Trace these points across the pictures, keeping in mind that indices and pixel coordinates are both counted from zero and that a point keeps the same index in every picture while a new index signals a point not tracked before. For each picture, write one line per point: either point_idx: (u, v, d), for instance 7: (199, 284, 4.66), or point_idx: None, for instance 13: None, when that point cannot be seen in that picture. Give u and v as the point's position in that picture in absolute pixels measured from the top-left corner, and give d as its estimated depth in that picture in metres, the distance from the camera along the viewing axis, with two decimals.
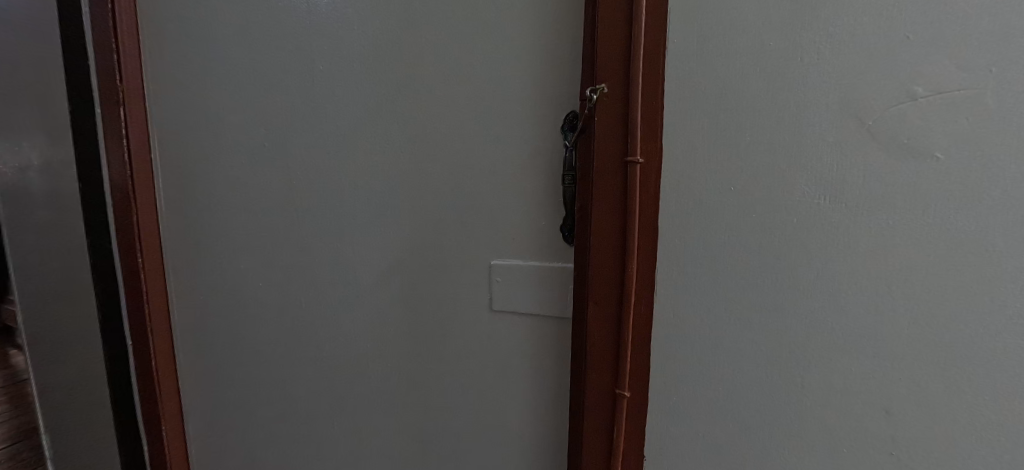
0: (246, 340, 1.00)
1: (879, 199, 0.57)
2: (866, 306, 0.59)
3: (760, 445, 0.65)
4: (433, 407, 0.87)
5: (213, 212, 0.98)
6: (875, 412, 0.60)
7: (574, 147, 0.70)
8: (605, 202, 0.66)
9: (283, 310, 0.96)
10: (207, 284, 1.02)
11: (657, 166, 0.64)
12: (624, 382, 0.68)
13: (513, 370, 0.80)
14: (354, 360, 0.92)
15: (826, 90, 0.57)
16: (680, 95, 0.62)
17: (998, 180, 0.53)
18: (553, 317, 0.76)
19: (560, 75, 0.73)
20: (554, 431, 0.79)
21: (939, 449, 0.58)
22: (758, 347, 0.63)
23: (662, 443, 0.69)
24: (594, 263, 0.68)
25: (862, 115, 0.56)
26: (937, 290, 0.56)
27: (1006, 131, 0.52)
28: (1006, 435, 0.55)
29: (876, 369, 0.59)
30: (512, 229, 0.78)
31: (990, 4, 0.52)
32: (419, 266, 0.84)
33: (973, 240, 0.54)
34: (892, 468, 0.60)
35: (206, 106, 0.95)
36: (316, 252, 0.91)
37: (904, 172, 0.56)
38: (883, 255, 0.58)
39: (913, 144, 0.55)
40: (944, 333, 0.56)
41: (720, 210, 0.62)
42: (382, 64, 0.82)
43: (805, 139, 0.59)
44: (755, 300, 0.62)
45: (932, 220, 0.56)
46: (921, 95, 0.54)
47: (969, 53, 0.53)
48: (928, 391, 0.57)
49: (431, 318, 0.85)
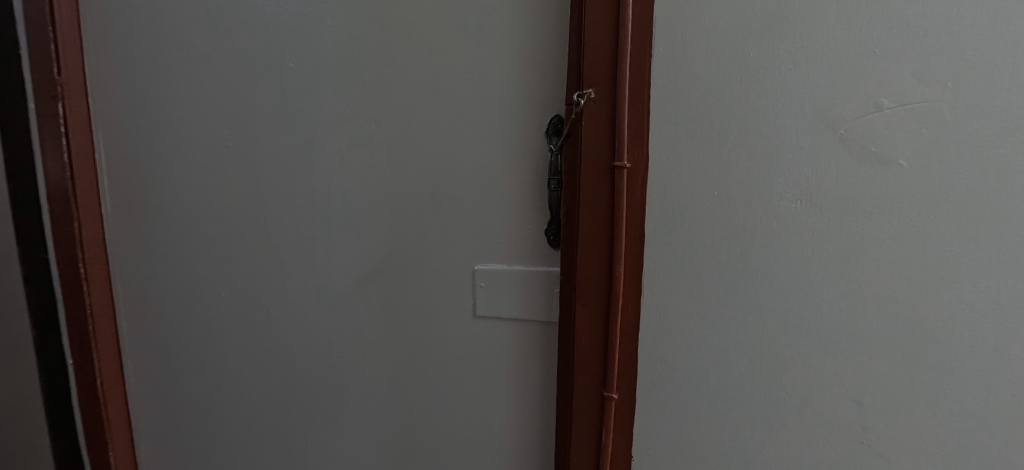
0: (206, 355, 0.94)
1: (852, 203, 0.60)
2: (839, 303, 0.62)
3: (744, 439, 0.68)
4: (413, 416, 0.85)
5: (168, 218, 0.92)
6: (847, 403, 0.64)
7: (560, 151, 0.71)
8: (592, 205, 0.67)
9: (249, 322, 0.91)
10: (161, 294, 0.95)
11: (643, 171, 0.65)
12: (612, 385, 0.69)
13: (498, 376, 0.80)
14: (328, 371, 0.88)
15: (803, 99, 0.60)
16: (665, 102, 0.64)
17: (953, 185, 0.58)
18: (538, 321, 0.76)
19: (543, 80, 0.73)
20: (540, 434, 0.79)
21: (906, 434, 0.62)
22: (741, 345, 0.66)
23: (649, 442, 0.70)
24: (582, 267, 0.68)
25: (836, 123, 0.60)
26: (901, 286, 0.61)
27: (960, 140, 0.57)
28: (962, 419, 0.60)
29: (848, 362, 0.63)
30: (495, 233, 0.77)
31: (945, 24, 0.56)
32: (398, 272, 0.82)
33: (932, 240, 0.59)
34: (862, 454, 0.64)
35: (160, 104, 0.89)
36: (286, 260, 0.87)
37: (873, 178, 0.60)
38: (855, 255, 0.61)
39: (881, 151, 0.59)
40: (908, 326, 0.61)
41: (704, 214, 0.64)
42: (357, 64, 0.80)
43: (784, 146, 0.61)
44: (738, 300, 0.65)
45: (897, 222, 0.60)
46: (886, 106, 0.58)
47: (928, 68, 0.57)
48: (894, 380, 0.62)
49: (411, 325, 0.83)
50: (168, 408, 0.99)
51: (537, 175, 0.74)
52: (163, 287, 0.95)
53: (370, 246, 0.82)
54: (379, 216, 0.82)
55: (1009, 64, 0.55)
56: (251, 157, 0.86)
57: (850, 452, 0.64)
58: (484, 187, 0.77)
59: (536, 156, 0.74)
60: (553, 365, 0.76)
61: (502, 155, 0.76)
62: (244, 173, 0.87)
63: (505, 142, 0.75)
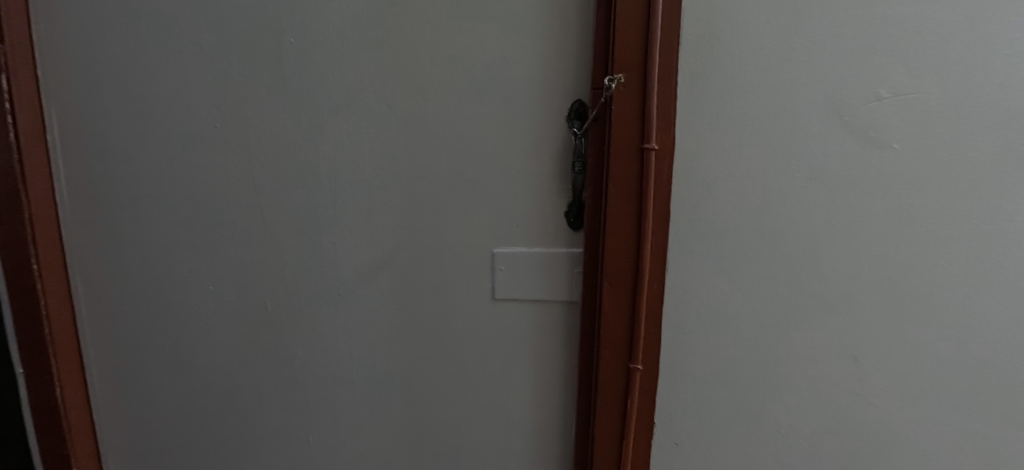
0: (189, 354, 0.87)
1: (854, 183, 0.68)
2: (841, 272, 0.70)
3: (756, 400, 0.74)
4: (427, 403, 0.84)
5: (140, 206, 0.83)
6: (846, 361, 0.72)
7: (585, 134, 0.72)
8: (621, 187, 0.69)
9: (241, 316, 0.85)
10: (131, 291, 0.86)
11: (670, 152, 0.68)
12: (638, 357, 0.72)
13: (517, 357, 0.81)
14: (333, 363, 0.84)
15: (813, 89, 0.66)
16: (690, 89, 0.68)
17: (937, 167, 0.67)
18: (559, 302, 0.78)
19: (564, 63, 0.73)
20: (560, 411, 0.81)
21: (894, 384, 0.71)
22: (756, 315, 0.72)
23: (671, 408, 0.75)
24: (609, 246, 0.71)
25: (842, 111, 0.67)
26: (892, 256, 0.69)
27: (943, 127, 0.66)
28: (937, 368, 0.70)
29: (847, 325, 0.71)
30: (515, 216, 0.77)
31: (933, 25, 0.64)
32: (412, 257, 0.80)
33: (918, 214, 0.68)
34: (858, 406, 0.73)
35: (128, 79, 0.80)
36: (286, 248, 0.82)
37: (872, 160, 0.67)
38: (855, 230, 0.69)
39: (879, 137, 0.67)
40: (897, 290, 0.69)
41: (724, 194, 0.69)
42: (367, 41, 0.76)
43: (797, 131, 0.67)
44: (753, 273, 0.71)
45: (892, 199, 0.68)
46: (884, 96, 0.66)
47: (918, 64, 0.65)
48: (885, 339, 0.71)
49: (426, 311, 0.81)
50: (142, 415, 0.90)
51: (559, 158, 0.75)
52: (134, 282, 0.85)
53: (382, 231, 0.80)
54: (391, 200, 0.79)
55: (982, 62, 0.64)
56: (244, 137, 0.80)
57: (847, 404, 0.73)
58: (503, 170, 0.77)
59: (557, 139, 0.75)
60: (574, 343, 0.79)
61: (522, 138, 0.76)
62: (236, 157, 0.80)
63: (524, 123, 0.75)
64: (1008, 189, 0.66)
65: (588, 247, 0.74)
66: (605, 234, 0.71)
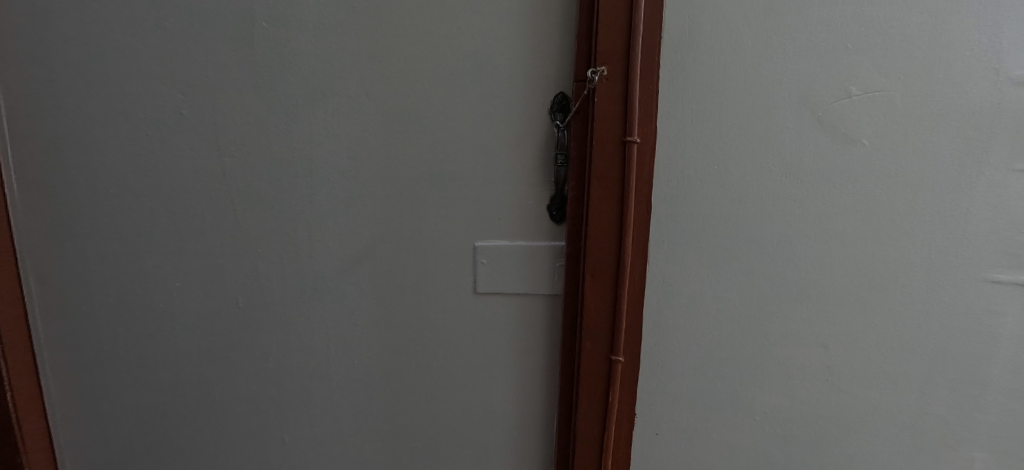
0: (155, 354, 0.83)
1: (825, 177, 0.70)
2: (813, 263, 0.72)
3: (733, 388, 0.76)
4: (408, 398, 0.83)
5: (99, 198, 0.78)
6: (817, 349, 0.74)
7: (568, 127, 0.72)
8: (604, 180, 0.70)
9: (211, 314, 0.81)
10: (89, 288, 0.81)
11: (652, 145, 0.69)
12: (619, 349, 0.73)
13: (499, 351, 0.81)
14: (310, 359, 0.82)
15: (789, 85, 0.68)
16: (671, 83, 0.69)
17: (902, 162, 0.70)
18: (541, 294, 0.78)
19: (547, 55, 0.73)
20: (542, 404, 0.81)
21: (860, 370, 0.75)
22: (734, 305, 0.74)
23: (651, 397, 0.77)
24: (592, 238, 0.71)
25: (816, 108, 0.69)
26: (860, 247, 0.72)
27: (908, 124, 0.69)
28: (900, 353, 0.74)
29: (818, 314, 0.74)
30: (497, 209, 0.77)
31: (899, 26, 0.67)
32: (392, 251, 0.79)
33: (885, 207, 0.71)
34: (828, 391, 0.76)
35: (84, 63, 0.75)
36: (260, 242, 0.79)
37: (843, 155, 0.70)
38: (827, 222, 0.71)
39: (849, 132, 0.69)
40: (864, 281, 0.73)
41: (703, 187, 0.71)
42: (344, 28, 0.74)
43: (773, 126, 0.69)
44: (731, 265, 0.73)
45: (860, 192, 0.70)
46: (854, 93, 0.68)
47: (885, 62, 0.68)
48: (852, 326, 0.74)
49: (406, 306, 0.80)
50: (103, 419, 0.85)
51: (541, 151, 0.75)
52: (94, 280, 0.81)
53: (361, 224, 0.78)
54: (370, 192, 0.77)
55: (944, 62, 0.68)
56: (214, 127, 0.76)
57: (817, 390, 0.76)
58: (485, 163, 0.76)
59: (539, 131, 0.74)
60: (555, 336, 0.79)
61: (504, 131, 0.75)
62: (205, 147, 0.77)
63: (506, 116, 0.75)
64: (966, 183, 0.70)
65: (570, 241, 0.74)
66: (587, 227, 0.71)
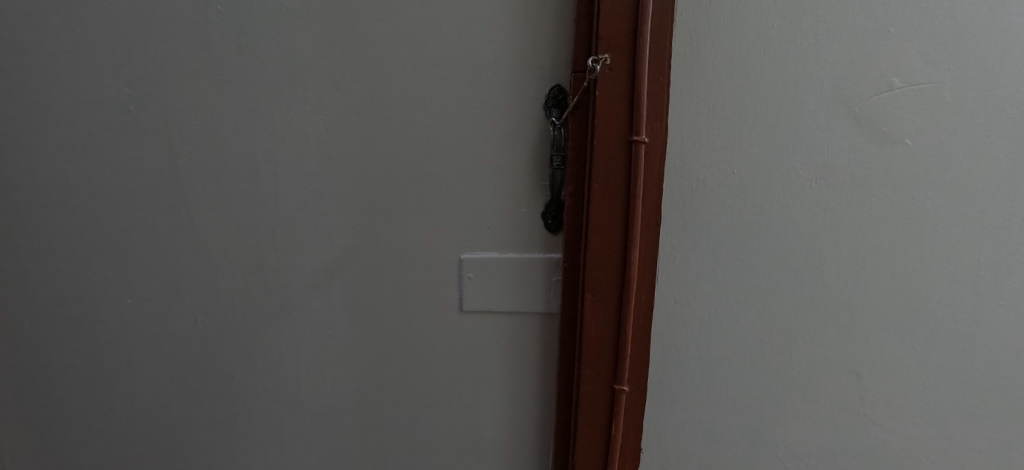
0: (106, 377, 0.75)
1: (861, 182, 0.61)
2: (844, 280, 0.63)
3: (752, 419, 0.67)
4: (388, 426, 0.75)
5: (37, 204, 0.70)
6: (848, 377, 0.66)
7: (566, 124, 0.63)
8: (607, 186, 0.61)
9: (167, 332, 0.73)
10: (30, 305, 0.72)
11: (662, 145, 0.60)
12: (623, 377, 0.64)
13: (488, 375, 0.72)
14: (279, 383, 0.74)
15: (822, 76, 0.59)
16: (684, 73, 0.60)
17: (950, 165, 0.60)
18: (536, 312, 0.69)
19: (541, 42, 0.64)
20: (537, 433, 0.73)
21: (897, 401, 0.66)
22: (753, 327, 0.65)
23: (659, 428, 0.68)
24: (593, 252, 0.62)
25: (852, 102, 0.59)
26: (900, 262, 0.63)
27: (958, 121, 0.59)
28: (943, 383, 0.65)
29: (850, 337, 0.65)
30: (485, 217, 0.68)
31: (951, 7, 0.58)
32: (368, 264, 0.70)
33: (930, 217, 0.61)
34: (860, 424, 0.67)
35: (14, 51, 0.66)
36: (220, 253, 0.70)
37: (882, 157, 0.60)
38: (862, 234, 0.62)
39: (890, 131, 0.60)
40: (903, 301, 0.64)
41: (720, 193, 0.62)
42: (310, 12, 0.65)
43: (802, 123, 0.60)
44: (750, 281, 0.64)
45: (902, 200, 0.61)
46: (897, 86, 0.59)
47: (933, 49, 0.58)
48: (889, 352, 0.65)
49: (385, 325, 0.72)
50: (52, 448, 0.77)
51: (535, 151, 0.66)
52: (35, 295, 0.72)
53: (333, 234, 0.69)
54: (343, 197, 0.68)
55: (1001, 48, 0.58)
56: (165, 122, 0.68)
57: (848, 423, 0.67)
58: (471, 164, 0.67)
59: (533, 129, 0.65)
60: (552, 358, 0.71)
61: (492, 128, 0.66)
62: (155, 146, 0.68)
63: (496, 111, 0.66)
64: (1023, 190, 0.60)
65: (567, 253, 0.66)
66: (587, 239, 0.62)
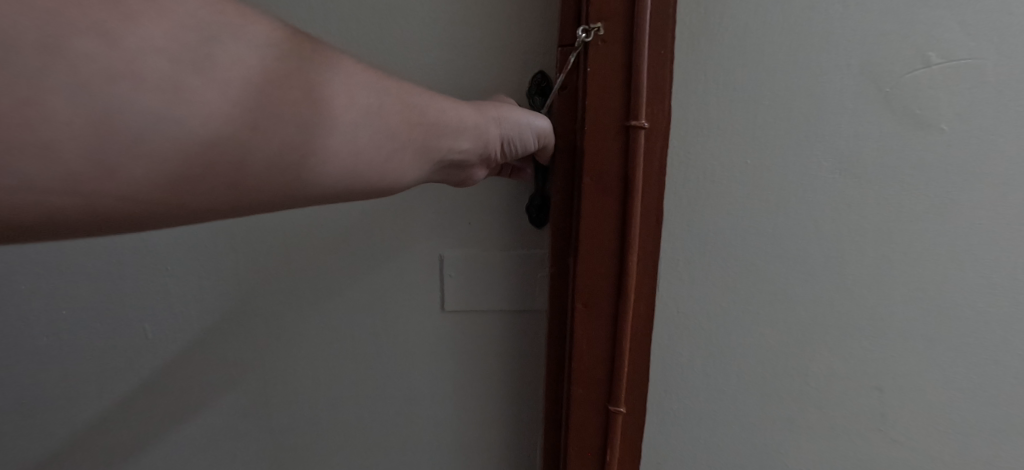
0: (46, 393, 0.67)
1: (889, 173, 0.54)
2: (867, 283, 0.56)
3: (761, 436, 0.61)
4: (365, 440, 0.69)
5: None
6: (868, 392, 0.59)
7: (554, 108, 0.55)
8: (599, 181, 0.53)
9: (111, 342, 0.65)
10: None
11: (664, 132, 0.52)
12: (620, 394, 0.57)
13: (471, 382, 0.66)
14: (241, 397, 0.67)
15: (847, 51, 0.51)
16: (690, 48, 0.52)
17: (991, 154, 0.53)
18: (525, 312, 0.64)
19: (526, 11, 0.54)
20: (523, 441, 0.68)
21: (921, 418, 0.59)
22: (765, 336, 0.58)
23: (659, 447, 0.62)
24: (585, 254, 0.55)
25: (882, 80, 0.52)
26: (930, 264, 0.56)
27: (1001, 103, 0.52)
28: (974, 398, 0.58)
29: (871, 347, 0.58)
30: (464, 212, 0.61)
31: None
32: (335, 266, 0.63)
33: (966, 213, 0.54)
34: (880, 443, 0.60)
35: None
36: (167, 256, 0.62)
37: (912, 145, 0.53)
38: (889, 233, 0.55)
39: (923, 114, 0.52)
40: (932, 307, 0.57)
41: (731, 186, 0.54)
42: None
43: (824, 106, 0.52)
44: (763, 286, 0.57)
45: (935, 194, 0.54)
46: (934, 61, 0.51)
47: (978, 19, 0.50)
48: (914, 364, 0.58)
49: (357, 332, 0.65)
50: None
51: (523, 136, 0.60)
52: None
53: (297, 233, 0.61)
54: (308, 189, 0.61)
55: None
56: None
57: (866, 442, 0.60)
58: None
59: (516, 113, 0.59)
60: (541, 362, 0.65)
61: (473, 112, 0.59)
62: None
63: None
64: None
65: (555, 257, 0.58)
66: (578, 241, 0.55)
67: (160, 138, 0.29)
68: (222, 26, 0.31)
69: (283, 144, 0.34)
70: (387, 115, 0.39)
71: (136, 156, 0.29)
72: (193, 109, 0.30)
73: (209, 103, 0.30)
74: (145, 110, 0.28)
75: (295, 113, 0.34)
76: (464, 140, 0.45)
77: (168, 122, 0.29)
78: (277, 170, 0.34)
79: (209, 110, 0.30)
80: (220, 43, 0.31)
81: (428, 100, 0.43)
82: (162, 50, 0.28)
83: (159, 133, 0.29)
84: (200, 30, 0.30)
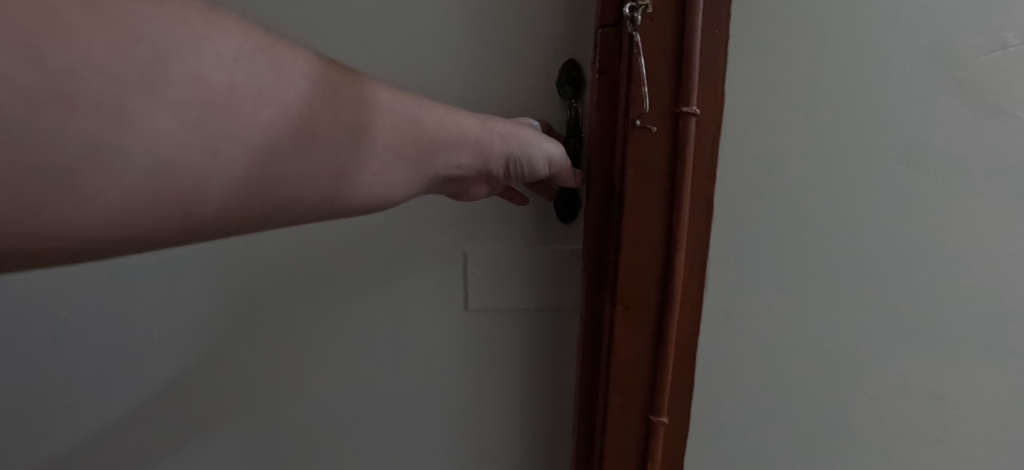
0: (42, 399, 0.63)
1: (957, 165, 0.49)
2: (930, 284, 0.52)
3: (810, 447, 0.57)
4: (383, 449, 0.65)
5: None
6: (926, 400, 0.55)
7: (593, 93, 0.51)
8: (645, 171, 0.49)
9: (115, 343, 0.61)
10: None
11: (717, 119, 0.48)
12: (663, 403, 0.53)
13: (496, 387, 0.62)
14: (252, 404, 0.63)
15: (915, 31, 0.47)
16: (744, 27, 0.48)
17: None
18: (554, 312, 0.60)
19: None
20: (551, 450, 0.65)
21: (985, 430, 0.55)
22: (817, 340, 0.54)
23: (700, 458, 0.58)
24: (628, 252, 0.51)
25: (952, 63, 0.48)
26: (999, 264, 0.51)
27: None
28: None
29: (931, 352, 0.54)
30: (493, 206, 0.57)
31: None
32: (354, 263, 0.59)
33: None
34: (938, 454, 0.56)
35: None
36: (176, 251, 0.58)
37: (983, 133, 0.49)
38: (955, 229, 0.51)
39: (996, 100, 0.48)
40: (999, 309, 0.52)
41: (784, 178, 0.50)
42: None
43: (888, 91, 0.48)
44: (816, 286, 0.53)
45: (1006, 187, 0.50)
46: (1010, 42, 0.47)
47: None
48: (977, 371, 0.54)
49: (376, 334, 0.61)
50: None
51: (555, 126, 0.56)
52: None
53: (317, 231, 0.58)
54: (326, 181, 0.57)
55: None
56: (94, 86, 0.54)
57: (923, 454, 0.56)
58: None
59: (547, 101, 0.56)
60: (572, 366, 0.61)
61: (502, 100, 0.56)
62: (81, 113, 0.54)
63: (505, 80, 0.55)
64: None
65: (589, 254, 0.54)
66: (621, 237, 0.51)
67: (118, 175, 0.25)
68: (180, 35, 0.26)
69: (306, 188, 0.32)
70: (405, 146, 0.37)
71: (70, 192, 0.24)
72: (163, 143, 0.25)
73: (240, 151, 0.28)
74: (137, 156, 0.25)
75: (270, 130, 0.29)
76: (461, 158, 0.42)
77: (195, 175, 0.27)
78: (243, 207, 0.30)
79: (240, 159, 0.28)
80: (174, 55, 0.26)
81: (428, 114, 0.39)
82: (198, 95, 0.26)
83: (118, 171, 0.25)
84: (153, 42, 0.25)
